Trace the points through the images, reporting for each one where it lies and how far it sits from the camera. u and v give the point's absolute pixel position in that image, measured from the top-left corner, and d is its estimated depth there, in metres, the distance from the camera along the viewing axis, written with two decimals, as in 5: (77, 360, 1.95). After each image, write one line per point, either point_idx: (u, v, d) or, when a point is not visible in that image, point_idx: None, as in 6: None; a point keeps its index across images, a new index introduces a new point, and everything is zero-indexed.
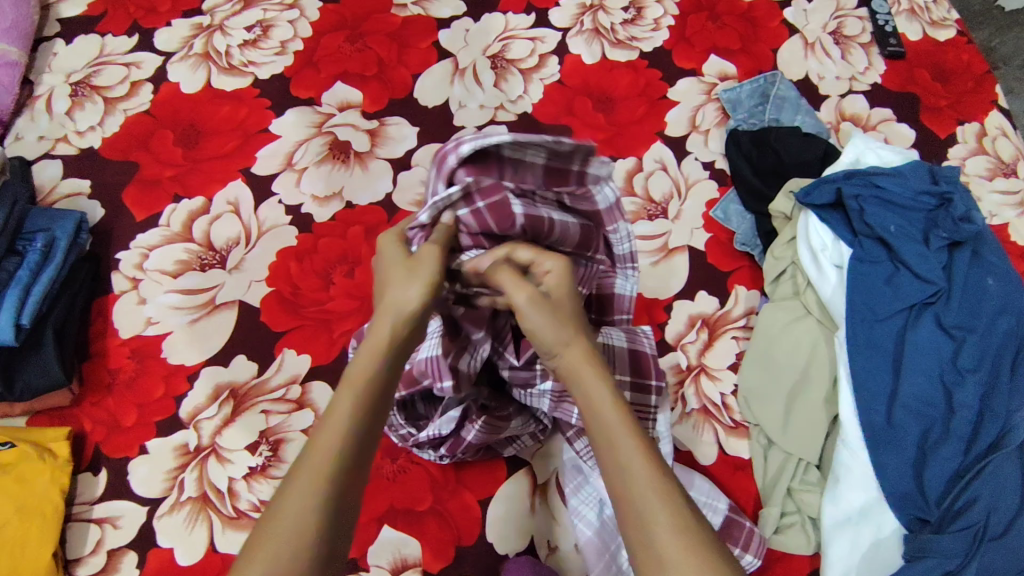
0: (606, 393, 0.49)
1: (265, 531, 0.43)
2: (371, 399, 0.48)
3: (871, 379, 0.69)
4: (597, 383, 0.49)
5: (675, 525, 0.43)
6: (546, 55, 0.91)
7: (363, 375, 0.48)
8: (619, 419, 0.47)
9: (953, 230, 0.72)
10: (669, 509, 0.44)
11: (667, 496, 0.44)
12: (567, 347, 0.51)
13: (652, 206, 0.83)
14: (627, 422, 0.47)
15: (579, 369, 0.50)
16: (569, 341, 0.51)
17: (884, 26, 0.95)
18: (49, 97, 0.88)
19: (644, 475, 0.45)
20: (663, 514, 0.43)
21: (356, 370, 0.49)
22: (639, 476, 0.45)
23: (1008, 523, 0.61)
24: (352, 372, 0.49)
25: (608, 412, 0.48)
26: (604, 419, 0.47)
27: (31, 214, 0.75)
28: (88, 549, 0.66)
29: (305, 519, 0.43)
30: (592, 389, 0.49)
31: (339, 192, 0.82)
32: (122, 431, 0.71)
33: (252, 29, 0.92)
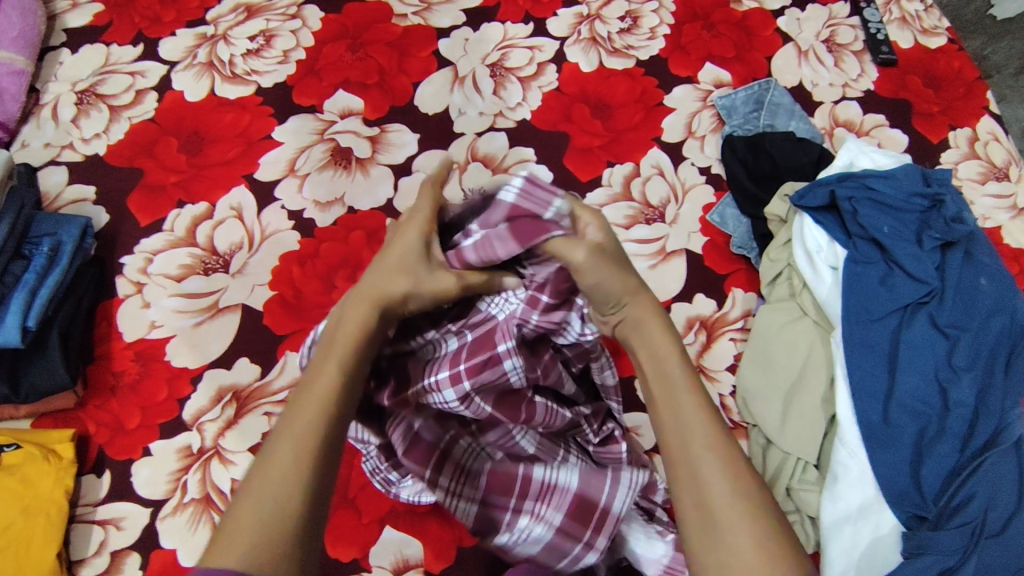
0: (676, 358, 0.50)
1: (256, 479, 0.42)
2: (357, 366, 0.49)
3: (866, 378, 0.70)
4: (662, 338, 0.51)
5: (732, 489, 0.44)
6: (545, 63, 0.93)
7: (348, 341, 0.49)
8: (680, 371, 0.50)
9: (946, 231, 0.73)
10: (728, 473, 0.45)
11: (730, 464, 0.45)
12: (636, 305, 0.52)
13: (649, 211, 0.84)
14: (691, 386, 0.49)
15: (643, 322, 0.52)
16: (632, 300, 0.52)
17: (876, 34, 0.96)
18: (54, 105, 0.89)
19: (706, 438, 0.46)
20: (721, 476, 0.44)
21: (341, 337, 0.50)
22: (695, 429, 0.46)
23: (1006, 521, 0.62)
24: (336, 340, 0.49)
25: (673, 368, 0.50)
26: (668, 374, 0.50)
27: (38, 219, 0.76)
28: (92, 550, 0.67)
29: (295, 471, 0.42)
30: (663, 357, 0.50)
31: (341, 198, 0.83)
32: (126, 433, 0.71)
33: (255, 38, 0.94)
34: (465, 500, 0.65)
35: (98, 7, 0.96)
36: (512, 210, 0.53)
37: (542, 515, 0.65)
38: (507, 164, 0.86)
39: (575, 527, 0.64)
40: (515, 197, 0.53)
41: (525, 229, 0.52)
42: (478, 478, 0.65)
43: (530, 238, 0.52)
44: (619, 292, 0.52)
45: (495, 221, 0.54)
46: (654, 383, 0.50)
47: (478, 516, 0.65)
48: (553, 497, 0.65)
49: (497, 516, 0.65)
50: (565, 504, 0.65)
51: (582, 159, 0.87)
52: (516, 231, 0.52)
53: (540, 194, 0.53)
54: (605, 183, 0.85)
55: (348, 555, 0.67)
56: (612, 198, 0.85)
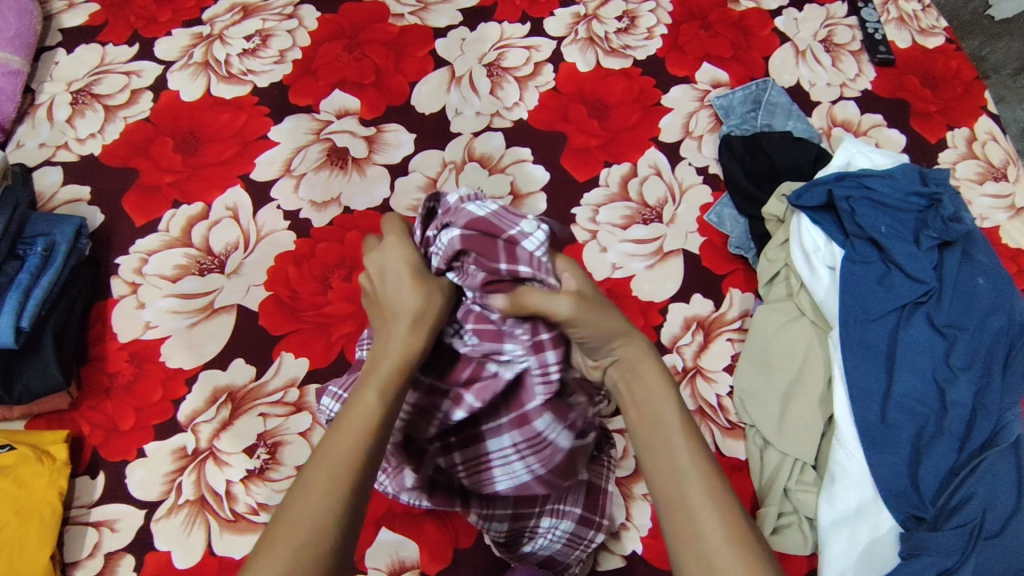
0: (670, 400, 0.50)
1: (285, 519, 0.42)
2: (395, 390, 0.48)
3: (864, 378, 0.70)
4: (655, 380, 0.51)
5: (727, 533, 0.43)
6: (541, 63, 0.93)
7: (362, 416, 0.46)
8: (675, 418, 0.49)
9: (943, 231, 0.73)
10: (723, 514, 0.44)
11: (721, 506, 0.44)
12: (630, 347, 0.53)
13: (647, 210, 0.84)
14: (684, 429, 0.48)
15: (637, 363, 0.52)
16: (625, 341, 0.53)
17: (874, 34, 0.96)
18: (50, 105, 0.89)
19: (701, 481, 0.45)
20: (716, 526, 0.43)
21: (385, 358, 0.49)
22: (693, 479, 0.46)
23: (1004, 523, 0.61)
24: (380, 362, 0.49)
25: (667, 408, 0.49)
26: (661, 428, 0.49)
27: (32, 219, 0.75)
28: (86, 552, 0.66)
29: (328, 512, 0.42)
30: (657, 397, 0.50)
31: (337, 198, 0.83)
32: (120, 434, 0.71)
33: (250, 38, 0.93)
34: (495, 521, 0.64)
35: (93, 7, 0.96)
36: (475, 221, 0.53)
37: (563, 513, 0.65)
38: (504, 164, 0.86)
39: (589, 519, 0.65)
40: (487, 213, 0.54)
41: (479, 239, 0.53)
42: (503, 500, 0.63)
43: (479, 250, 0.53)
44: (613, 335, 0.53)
45: (454, 224, 0.54)
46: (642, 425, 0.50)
47: (507, 534, 0.65)
48: (568, 497, 0.65)
49: (522, 526, 0.65)
50: (581, 499, 0.65)
51: (578, 159, 0.86)
52: (471, 240, 0.53)
53: (506, 216, 0.54)
54: (602, 182, 0.85)
55: None
56: (609, 198, 0.84)
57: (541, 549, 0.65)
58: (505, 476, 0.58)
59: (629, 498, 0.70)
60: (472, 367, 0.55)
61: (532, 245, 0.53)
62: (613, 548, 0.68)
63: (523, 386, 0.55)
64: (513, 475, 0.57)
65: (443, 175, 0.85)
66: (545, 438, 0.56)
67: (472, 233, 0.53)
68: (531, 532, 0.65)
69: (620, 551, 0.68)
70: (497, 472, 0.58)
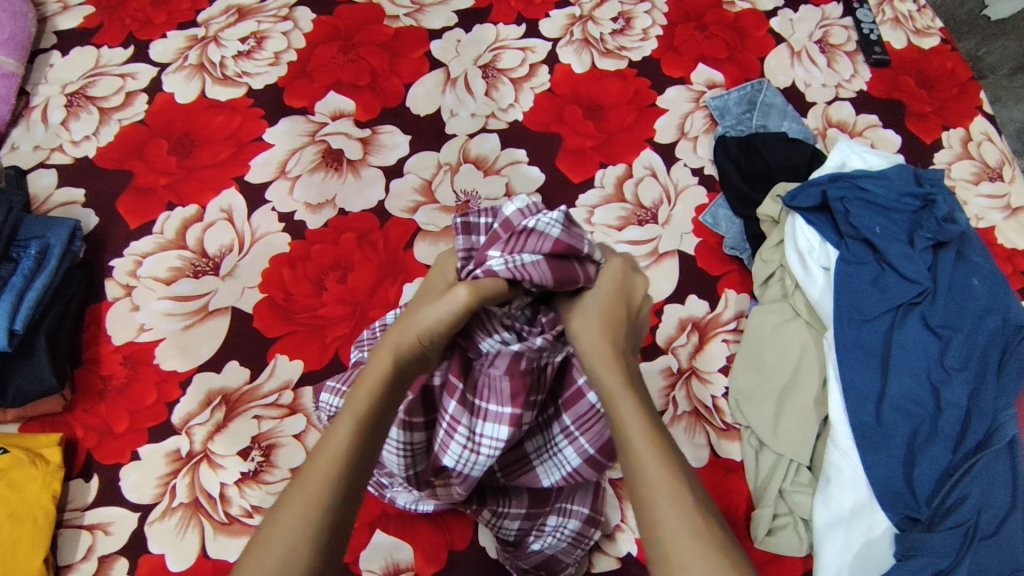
0: (625, 388, 0.48)
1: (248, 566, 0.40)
2: (375, 424, 0.46)
3: (859, 379, 0.70)
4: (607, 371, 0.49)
5: (683, 518, 0.42)
6: (537, 64, 0.93)
7: (334, 455, 0.44)
8: (629, 405, 0.47)
9: (937, 231, 0.73)
10: (682, 509, 0.42)
11: (678, 500, 0.43)
12: (584, 336, 0.51)
13: (642, 211, 0.84)
14: (640, 419, 0.46)
15: (591, 352, 0.50)
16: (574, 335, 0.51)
17: (869, 35, 0.96)
18: (44, 108, 0.89)
19: (658, 476, 0.44)
20: (675, 520, 0.42)
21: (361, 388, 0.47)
22: (650, 473, 0.44)
23: (1000, 522, 0.61)
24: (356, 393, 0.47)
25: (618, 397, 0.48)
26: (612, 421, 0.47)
27: (25, 222, 0.75)
28: (80, 555, 0.66)
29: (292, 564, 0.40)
30: (613, 386, 0.48)
31: (332, 200, 0.83)
32: (114, 437, 0.71)
33: (245, 40, 0.93)
34: (509, 519, 0.64)
35: (88, 10, 0.96)
36: (559, 243, 0.53)
37: (569, 513, 0.64)
38: (499, 165, 0.86)
39: (593, 518, 0.65)
40: (560, 233, 0.53)
41: (564, 266, 0.53)
42: (515, 496, 0.64)
43: (570, 278, 0.53)
44: (572, 325, 0.53)
45: (534, 252, 0.53)
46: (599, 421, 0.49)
47: (517, 533, 0.65)
48: (576, 497, 0.64)
49: (529, 525, 0.65)
50: (587, 498, 0.65)
51: (573, 160, 0.86)
52: (558, 267, 0.53)
53: (576, 233, 0.55)
54: (597, 184, 0.85)
55: (338, 558, 0.66)
56: (604, 199, 0.84)
57: (547, 548, 0.65)
58: (551, 470, 0.60)
59: (623, 500, 0.70)
60: (545, 376, 0.53)
61: (594, 256, 0.57)
62: (607, 550, 0.68)
63: (567, 372, 0.58)
64: (563, 465, 0.59)
65: (438, 177, 0.84)
66: (595, 411, 0.57)
67: (555, 258, 0.53)
68: (538, 531, 0.65)
69: (615, 553, 0.68)
70: (546, 464, 0.60)
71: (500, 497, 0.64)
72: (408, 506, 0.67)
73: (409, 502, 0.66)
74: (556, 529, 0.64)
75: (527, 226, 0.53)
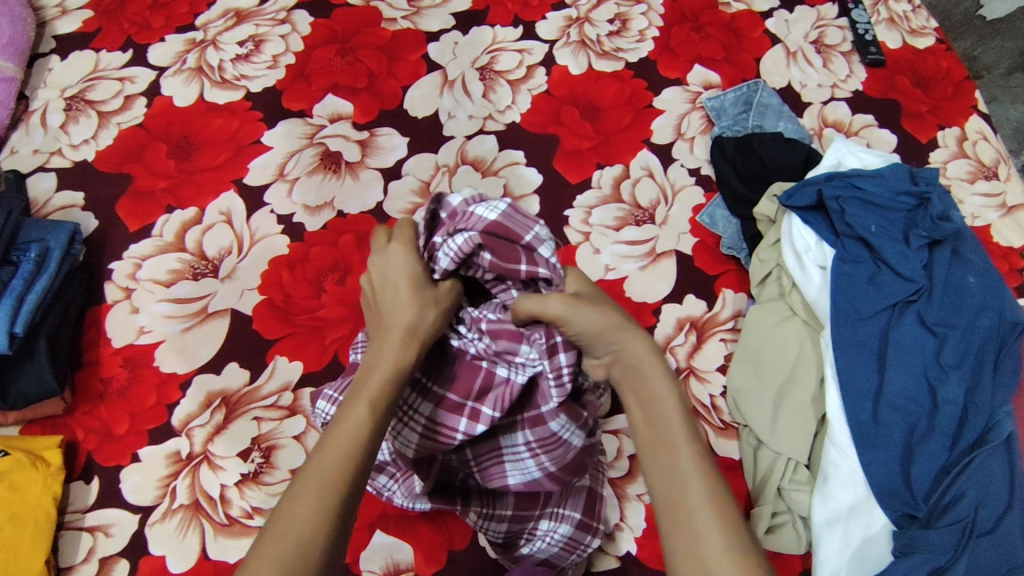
0: (671, 397, 0.50)
1: (261, 555, 0.40)
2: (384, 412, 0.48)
3: (856, 378, 0.70)
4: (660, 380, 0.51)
5: (720, 525, 0.44)
6: (534, 66, 0.93)
7: (350, 436, 0.45)
8: (676, 416, 0.49)
9: (932, 229, 0.73)
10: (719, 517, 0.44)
11: (722, 513, 0.44)
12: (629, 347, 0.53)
13: (639, 211, 0.84)
14: (685, 430, 0.49)
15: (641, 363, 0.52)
16: (627, 343, 0.53)
17: (864, 35, 0.97)
18: (44, 112, 0.89)
19: (699, 482, 0.46)
20: (710, 524, 0.43)
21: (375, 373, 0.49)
22: (689, 477, 0.46)
23: (997, 520, 0.61)
24: (368, 379, 0.48)
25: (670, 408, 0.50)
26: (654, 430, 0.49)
27: (25, 225, 0.76)
28: (81, 557, 0.66)
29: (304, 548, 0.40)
30: (658, 395, 0.51)
31: (331, 202, 0.83)
32: (115, 439, 0.71)
33: (243, 43, 0.94)
34: (497, 521, 0.65)
35: (87, 14, 0.97)
36: (493, 226, 0.54)
37: (562, 517, 0.65)
38: (496, 167, 0.86)
39: (587, 526, 0.65)
40: (498, 216, 0.55)
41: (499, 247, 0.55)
42: (503, 498, 0.65)
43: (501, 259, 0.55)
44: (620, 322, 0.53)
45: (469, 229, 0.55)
46: (645, 427, 0.51)
47: (505, 535, 0.65)
48: (569, 500, 0.65)
49: (520, 527, 0.65)
50: (581, 504, 0.65)
51: (571, 161, 0.87)
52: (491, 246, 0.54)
53: (522, 221, 0.56)
54: (594, 184, 0.85)
55: None
56: (601, 200, 0.85)
57: (539, 552, 0.66)
58: (510, 475, 0.61)
59: (622, 499, 0.70)
60: (483, 376, 0.58)
61: (547, 253, 0.56)
62: (608, 549, 0.68)
63: (539, 389, 0.59)
64: (523, 471, 0.61)
65: (436, 178, 0.85)
66: (558, 437, 0.59)
67: (490, 240, 0.55)
68: (526, 534, 0.66)
69: (614, 552, 0.68)
70: (507, 466, 0.61)
71: (486, 498, 0.65)
72: (402, 504, 0.66)
73: (403, 501, 0.65)
74: (545, 534, 0.65)
75: (470, 209, 0.56)
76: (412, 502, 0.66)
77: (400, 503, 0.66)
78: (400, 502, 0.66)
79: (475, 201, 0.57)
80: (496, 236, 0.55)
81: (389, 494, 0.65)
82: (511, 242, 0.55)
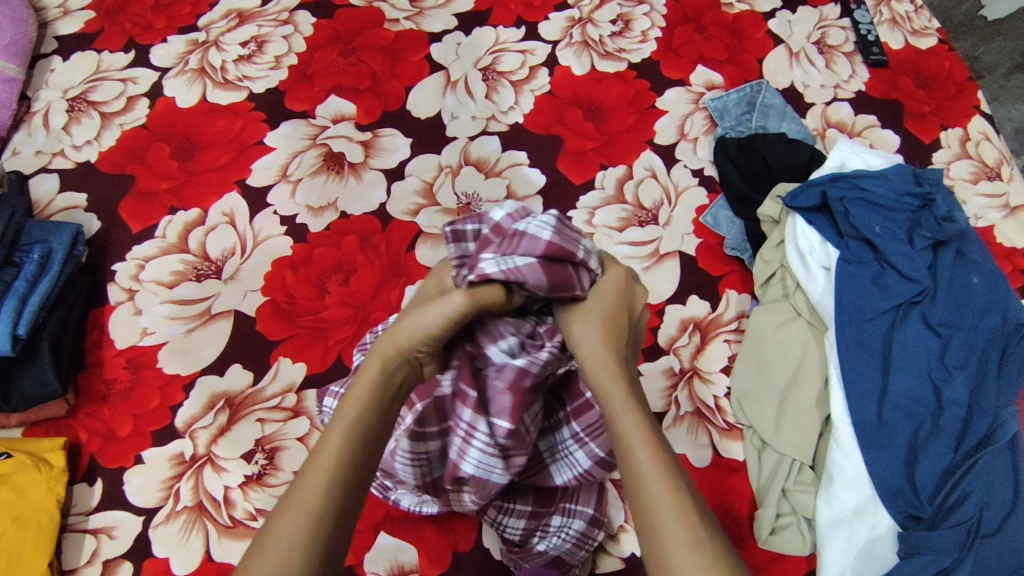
0: (627, 399, 0.50)
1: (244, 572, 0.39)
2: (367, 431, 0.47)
3: (861, 379, 0.70)
4: (614, 384, 0.51)
5: (679, 522, 0.43)
6: (537, 66, 0.93)
7: (334, 455, 0.44)
8: (631, 415, 0.48)
9: (937, 230, 0.73)
10: (678, 514, 0.43)
11: (683, 516, 0.43)
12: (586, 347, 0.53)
13: (643, 212, 0.84)
14: (643, 429, 0.48)
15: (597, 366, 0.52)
16: (584, 347, 0.53)
17: (867, 35, 0.97)
18: (46, 112, 0.89)
19: (658, 481, 0.45)
20: (670, 520, 0.43)
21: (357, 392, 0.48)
22: (647, 476, 0.45)
23: (1000, 521, 0.61)
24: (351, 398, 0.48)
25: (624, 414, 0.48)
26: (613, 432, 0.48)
27: (28, 227, 0.75)
28: (85, 559, 0.66)
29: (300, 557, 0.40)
30: (615, 397, 0.50)
31: (334, 203, 0.83)
32: (118, 441, 0.71)
33: (246, 44, 0.94)
34: (514, 517, 0.65)
35: (89, 15, 0.96)
36: (549, 246, 0.55)
37: (574, 512, 0.65)
38: (499, 168, 0.86)
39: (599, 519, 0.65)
40: (553, 235, 0.55)
41: (555, 267, 0.55)
42: (520, 494, 0.65)
43: (560, 278, 0.55)
44: (573, 334, 0.54)
45: (526, 255, 0.55)
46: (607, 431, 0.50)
47: (520, 533, 0.65)
48: (579, 495, 0.66)
49: (535, 524, 0.65)
50: (592, 498, 0.66)
51: (574, 162, 0.87)
52: (548, 266, 0.55)
53: (571, 237, 0.57)
54: (597, 185, 0.85)
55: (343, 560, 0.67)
56: (605, 200, 0.85)
57: (552, 549, 0.65)
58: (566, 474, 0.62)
59: (627, 500, 0.70)
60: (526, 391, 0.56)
61: (594, 263, 0.58)
62: (612, 550, 0.68)
63: (573, 383, 0.62)
64: (574, 465, 0.61)
65: (439, 179, 0.85)
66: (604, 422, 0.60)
67: (547, 260, 0.55)
68: (542, 530, 0.65)
69: (619, 553, 0.68)
70: (559, 465, 0.62)
71: (507, 497, 0.65)
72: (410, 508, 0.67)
73: (413, 502, 0.67)
74: (563, 527, 0.65)
75: (519, 229, 0.56)
76: (422, 504, 0.67)
77: (409, 506, 0.67)
78: (409, 505, 0.67)
79: (520, 218, 0.57)
80: (554, 255, 0.55)
81: (397, 497, 0.67)
82: (564, 261, 0.56)
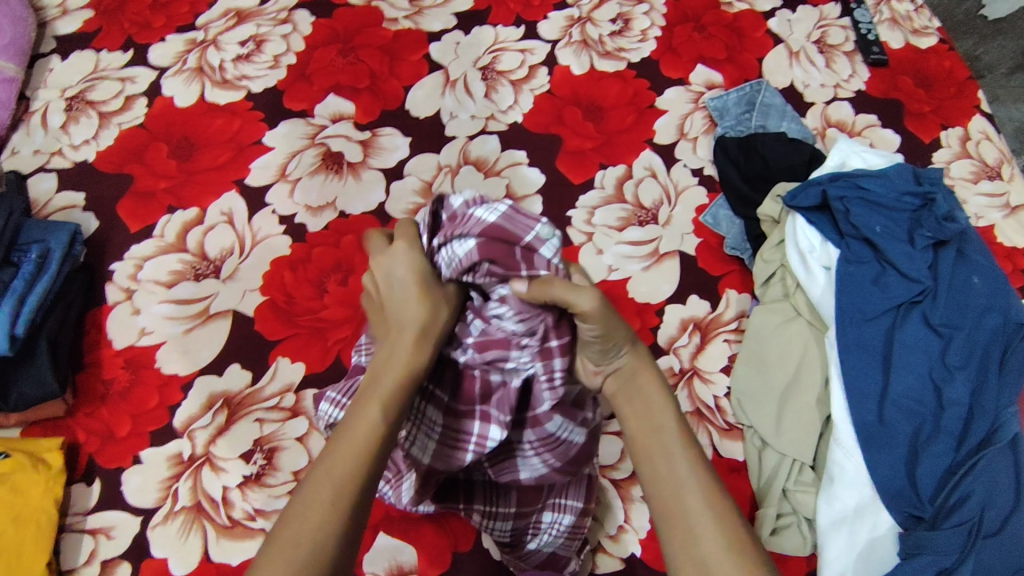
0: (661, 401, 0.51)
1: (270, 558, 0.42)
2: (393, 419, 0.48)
3: (862, 379, 0.69)
4: (650, 387, 0.52)
5: (713, 523, 0.45)
6: (536, 66, 0.93)
7: (360, 443, 0.46)
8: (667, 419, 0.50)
9: (937, 230, 0.73)
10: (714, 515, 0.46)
11: (721, 517, 0.46)
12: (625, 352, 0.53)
13: (643, 212, 0.84)
14: (679, 434, 0.49)
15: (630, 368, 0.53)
16: (620, 349, 0.53)
17: (867, 35, 0.96)
18: (44, 112, 0.89)
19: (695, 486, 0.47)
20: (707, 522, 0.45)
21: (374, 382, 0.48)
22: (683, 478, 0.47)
23: (1003, 520, 0.60)
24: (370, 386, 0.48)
25: (667, 423, 0.50)
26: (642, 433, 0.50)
27: (26, 226, 0.75)
28: (82, 559, 0.66)
29: (318, 551, 0.42)
30: (648, 399, 0.51)
31: (333, 203, 0.83)
32: (116, 441, 0.71)
33: (244, 44, 0.94)
34: (500, 520, 0.62)
35: (88, 14, 0.96)
36: (491, 228, 0.49)
37: (564, 508, 0.63)
38: (499, 167, 0.86)
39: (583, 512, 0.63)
40: (499, 219, 0.50)
41: (500, 251, 0.49)
42: (505, 496, 0.61)
43: (503, 263, 0.50)
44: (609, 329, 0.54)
45: (469, 236, 0.50)
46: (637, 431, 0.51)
47: (510, 533, 0.63)
48: (569, 491, 0.63)
49: (523, 525, 0.63)
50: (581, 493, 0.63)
51: (573, 162, 0.87)
52: (487, 249, 0.49)
53: (523, 221, 0.50)
54: (597, 185, 0.85)
55: None
56: (604, 200, 0.84)
57: (545, 546, 0.64)
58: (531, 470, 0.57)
59: (627, 500, 0.70)
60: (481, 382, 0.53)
61: (547, 253, 0.50)
62: (611, 550, 0.68)
63: (532, 393, 0.53)
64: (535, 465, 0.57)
65: (439, 179, 0.85)
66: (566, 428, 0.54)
67: (492, 242, 0.49)
68: (531, 528, 0.63)
69: (619, 554, 0.68)
70: (525, 462, 0.57)
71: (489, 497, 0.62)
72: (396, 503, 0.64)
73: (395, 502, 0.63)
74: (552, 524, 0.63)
75: (469, 212, 0.51)
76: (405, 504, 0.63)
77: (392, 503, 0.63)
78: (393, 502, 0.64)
79: (477, 201, 0.52)
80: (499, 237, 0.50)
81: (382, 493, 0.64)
82: (511, 246, 0.50)
